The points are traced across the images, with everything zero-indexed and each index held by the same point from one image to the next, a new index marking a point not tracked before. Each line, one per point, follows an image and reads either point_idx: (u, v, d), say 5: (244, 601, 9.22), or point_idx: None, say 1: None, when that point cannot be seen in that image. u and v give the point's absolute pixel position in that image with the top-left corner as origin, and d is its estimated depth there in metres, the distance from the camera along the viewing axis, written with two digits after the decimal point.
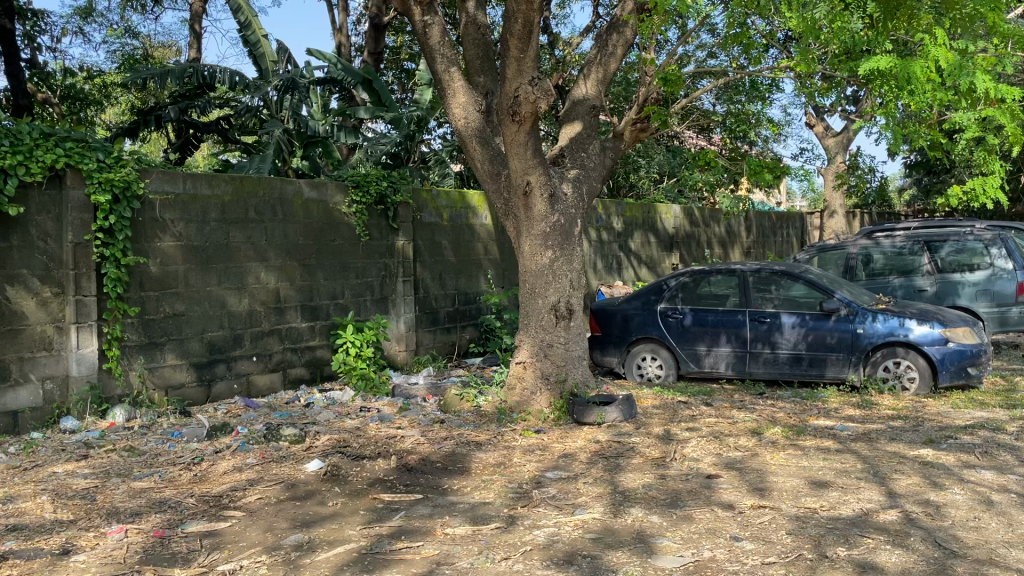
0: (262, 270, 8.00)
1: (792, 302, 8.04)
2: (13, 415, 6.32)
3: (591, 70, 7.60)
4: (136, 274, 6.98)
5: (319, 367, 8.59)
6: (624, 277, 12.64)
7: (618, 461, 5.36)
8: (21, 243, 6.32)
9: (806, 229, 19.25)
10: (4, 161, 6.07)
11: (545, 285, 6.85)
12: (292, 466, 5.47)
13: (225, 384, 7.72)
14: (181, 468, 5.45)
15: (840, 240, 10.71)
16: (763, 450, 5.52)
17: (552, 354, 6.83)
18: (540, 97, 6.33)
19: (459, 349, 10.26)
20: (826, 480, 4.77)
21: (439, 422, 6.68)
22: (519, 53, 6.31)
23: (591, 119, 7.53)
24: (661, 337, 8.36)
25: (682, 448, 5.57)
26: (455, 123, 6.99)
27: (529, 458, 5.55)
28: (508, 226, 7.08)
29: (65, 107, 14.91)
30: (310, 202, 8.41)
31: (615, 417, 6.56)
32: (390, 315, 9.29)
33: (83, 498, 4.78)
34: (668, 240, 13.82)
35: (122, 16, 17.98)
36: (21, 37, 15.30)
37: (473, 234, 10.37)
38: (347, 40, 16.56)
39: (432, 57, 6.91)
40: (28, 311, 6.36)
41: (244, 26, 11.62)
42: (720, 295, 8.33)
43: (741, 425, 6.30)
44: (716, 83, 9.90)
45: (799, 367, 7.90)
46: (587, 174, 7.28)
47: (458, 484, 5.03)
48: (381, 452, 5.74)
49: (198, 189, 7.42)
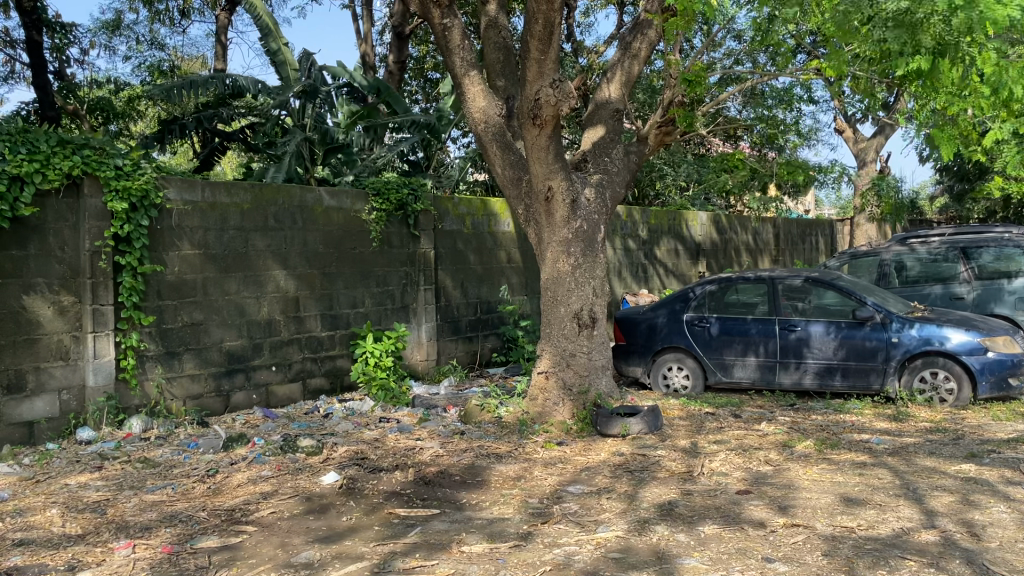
0: (282, 278, 7.91)
1: (824, 310, 7.80)
2: (29, 425, 6.24)
3: (615, 73, 7.38)
4: (153, 282, 6.91)
5: (339, 377, 8.47)
6: (650, 286, 12.43)
7: (643, 476, 5.17)
8: (38, 251, 6.27)
9: (836, 236, 18.90)
10: (21, 168, 6.03)
11: (567, 292, 6.67)
12: (308, 478, 5.33)
13: (244, 395, 7.62)
14: (195, 480, 5.33)
15: (873, 247, 10.56)
16: (794, 465, 5.30)
17: (574, 364, 6.65)
18: (561, 100, 6.15)
19: (482, 358, 10.11)
20: (862, 497, 4.54)
21: (459, 433, 6.52)
22: (540, 55, 6.21)
23: (614, 123, 7.39)
24: (687, 346, 8.15)
25: (709, 462, 5.36)
26: (475, 127, 6.85)
27: (551, 471, 5.37)
28: (530, 233, 6.93)
29: (93, 119, 15.01)
30: (331, 210, 8.32)
31: (640, 429, 6.36)
32: (411, 324, 9.17)
33: (93, 511, 4.67)
34: (695, 248, 13.59)
35: (149, 29, 18.13)
36: (51, 50, 15.44)
37: (495, 242, 10.24)
38: (371, 50, 16.53)
39: (451, 60, 6.81)
40: (45, 320, 6.31)
41: (266, 35, 11.60)
42: (749, 303, 8.12)
43: (772, 437, 6.08)
44: (744, 88, 9.66)
45: (831, 378, 7.65)
46: (610, 178, 7.09)
47: (477, 499, 4.87)
48: (399, 464, 5.59)
49: (217, 197, 7.35)
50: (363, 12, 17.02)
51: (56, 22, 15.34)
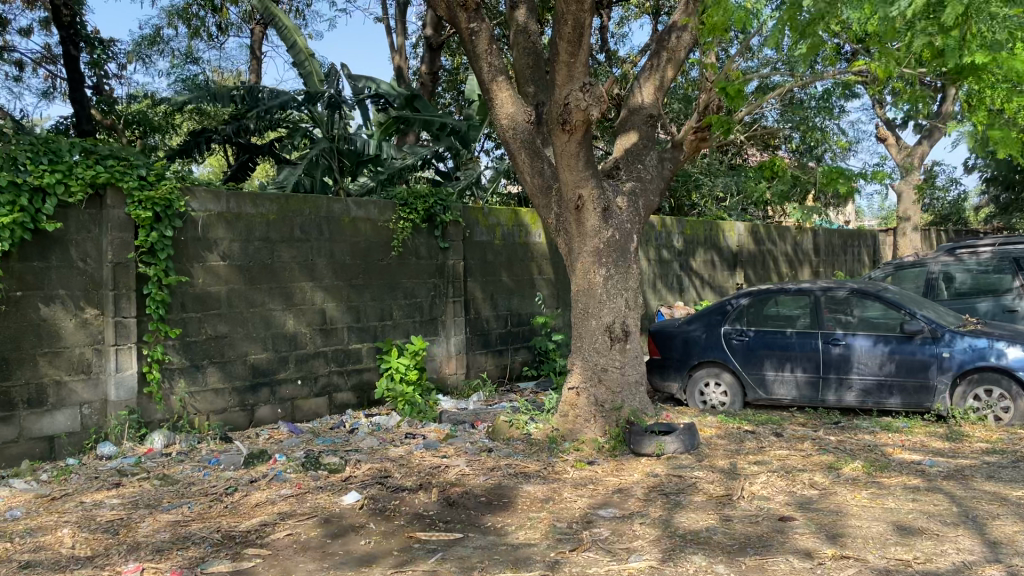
0: (309, 289, 7.77)
1: (869, 323, 7.45)
2: (49, 440, 6.13)
3: (648, 77, 7.18)
4: (177, 294, 6.79)
5: (366, 391, 8.29)
6: (685, 298, 12.12)
7: (679, 499, 4.89)
8: (60, 262, 6.17)
9: (878, 247, 18.39)
10: (43, 179, 5.95)
11: (598, 304, 6.43)
12: (329, 498, 5.12)
13: (269, 409, 7.47)
14: (212, 499, 5.16)
15: (919, 258, 10.17)
16: (842, 489, 4.97)
17: (606, 379, 6.39)
18: (591, 104, 5.91)
19: (512, 372, 9.87)
20: (917, 526, 4.21)
21: (486, 451, 6.29)
22: (570, 57, 5.99)
23: (648, 129, 7.18)
24: (725, 360, 7.83)
25: (749, 485, 5.06)
26: (503, 134, 6.64)
27: (581, 493, 5.10)
28: (560, 243, 6.70)
29: (128, 133, 15.07)
30: (358, 221, 8.16)
31: (676, 448, 6.07)
32: (439, 337, 8.97)
33: (105, 532, 4.51)
34: (732, 259, 13.23)
35: (186, 44, 18.29)
36: (89, 65, 15.56)
37: (526, 253, 10.03)
38: (405, 62, 16.46)
39: (479, 66, 6.61)
40: (67, 333, 6.22)
41: (291, 47, 11.54)
42: (790, 316, 7.79)
43: (817, 458, 5.75)
44: (782, 94, 9.24)
45: (879, 394, 7.28)
46: (644, 186, 6.84)
47: (503, 522, 4.63)
48: (423, 483, 5.37)
49: (242, 207, 7.23)
50: (397, 26, 17.00)
51: (94, 37, 15.47)
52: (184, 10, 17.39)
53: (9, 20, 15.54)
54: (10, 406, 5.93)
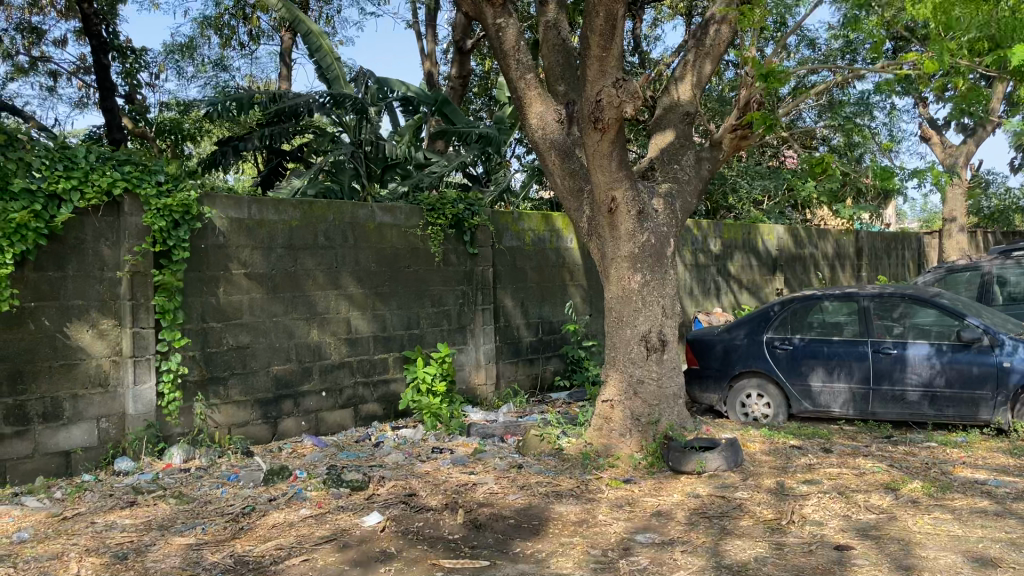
0: (334, 298, 7.54)
1: (922, 331, 7.03)
2: (65, 455, 5.94)
3: (684, 73, 6.83)
4: (197, 305, 6.58)
5: (392, 403, 8.03)
6: (723, 304, 11.71)
7: (724, 523, 4.54)
8: (77, 272, 5.98)
9: (923, 250, 17.80)
10: (58, 186, 5.76)
11: (633, 313, 6.10)
12: (350, 519, 4.85)
13: (293, 421, 7.24)
14: (228, 518, 4.91)
15: (971, 261, 9.70)
16: (903, 513, 4.58)
17: (642, 392, 6.05)
18: (625, 101, 5.58)
19: (544, 382, 9.55)
20: (992, 558, 3.84)
21: (516, 467, 5.99)
22: (602, 52, 5.69)
23: (685, 127, 6.83)
24: (767, 370, 7.44)
25: (800, 508, 4.69)
26: (533, 134, 6.36)
27: (617, 516, 4.77)
28: (593, 248, 6.38)
29: (160, 143, 14.65)
30: (384, 226, 7.91)
31: (718, 465, 5.71)
32: (469, 346, 8.69)
33: (114, 555, 4.28)
34: (771, 263, 12.80)
35: (217, 52, 18.29)
36: (122, 74, 15.56)
37: (558, 259, 9.73)
38: (435, 66, 16.26)
39: (507, 64, 6.34)
40: (85, 345, 6.02)
41: (315, 50, 11.41)
42: (836, 323, 7.41)
43: (872, 477, 5.36)
44: (828, 88, 8.82)
45: (932, 407, 6.86)
46: (681, 187, 6.51)
47: (533, 548, 4.32)
48: (449, 503, 5.07)
49: (264, 213, 7.02)
50: (427, 32, 16.81)
51: (127, 47, 15.50)
52: (215, 19, 17.38)
53: (44, 31, 15.62)
54: (25, 421, 5.75)
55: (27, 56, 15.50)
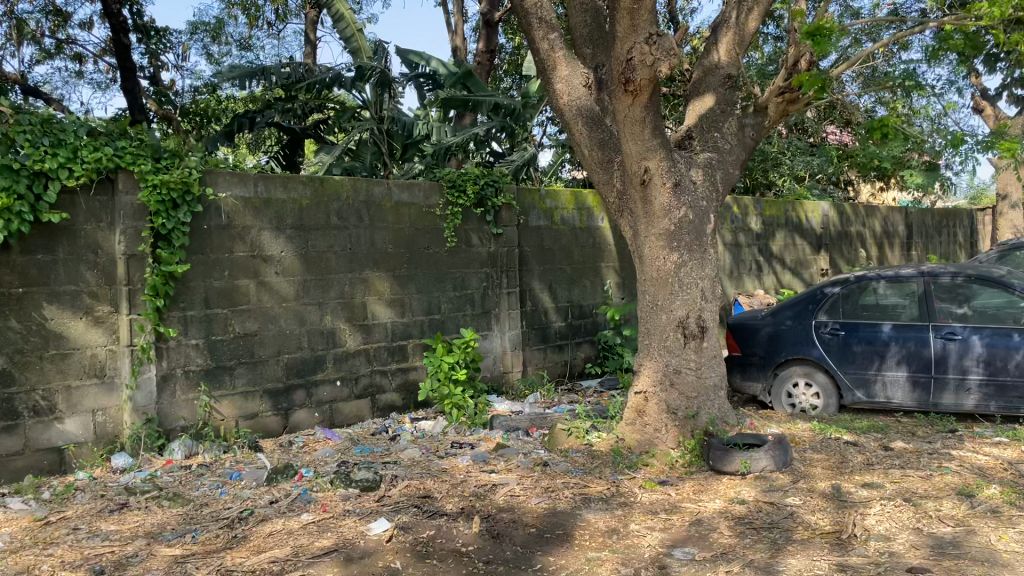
0: (349, 282, 7.07)
1: (991, 316, 6.38)
2: (58, 452, 5.55)
3: (724, 33, 6.18)
4: (199, 290, 6.14)
5: (412, 393, 7.57)
6: (764, 284, 11.08)
7: (776, 537, 3.99)
8: (68, 255, 5.57)
9: (976, 228, 16.92)
10: (44, 163, 5.32)
11: (669, 296, 5.54)
12: (354, 527, 4.38)
13: (305, 413, 6.81)
14: (222, 525, 4.49)
15: None
16: (982, 525, 4.00)
17: (679, 383, 5.51)
18: (660, 59, 5.00)
19: (574, 370, 9.03)
20: None
21: (542, 465, 5.49)
22: (633, 3, 4.98)
23: (726, 91, 6.14)
24: (817, 358, 6.82)
25: (862, 519, 4.13)
26: (558, 101, 5.82)
27: (652, 524, 4.26)
28: (624, 225, 5.83)
29: (185, 124, 13.95)
30: (401, 206, 7.40)
31: (765, 465, 5.13)
32: (493, 331, 8.17)
33: (90, 570, 3.87)
34: (816, 241, 12.11)
35: (244, 32, 17.89)
36: (146, 56, 15.20)
37: (589, 239, 9.18)
38: (462, 43, 15.69)
39: (529, 24, 5.79)
40: (78, 333, 5.62)
41: (337, 21, 10.91)
42: (891, 307, 6.78)
43: (942, 480, 4.76)
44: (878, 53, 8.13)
45: (1003, 398, 6.25)
46: (722, 157, 5.92)
47: (558, 563, 3.82)
48: (466, 508, 4.60)
49: (272, 191, 6.55)
50: (455, 8, 16.25)
51: (151, 28, 15.12)
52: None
53: (69, 13, 15.30)
54: (13, 416, 5.38)
55: (52, 39, 15.21)
